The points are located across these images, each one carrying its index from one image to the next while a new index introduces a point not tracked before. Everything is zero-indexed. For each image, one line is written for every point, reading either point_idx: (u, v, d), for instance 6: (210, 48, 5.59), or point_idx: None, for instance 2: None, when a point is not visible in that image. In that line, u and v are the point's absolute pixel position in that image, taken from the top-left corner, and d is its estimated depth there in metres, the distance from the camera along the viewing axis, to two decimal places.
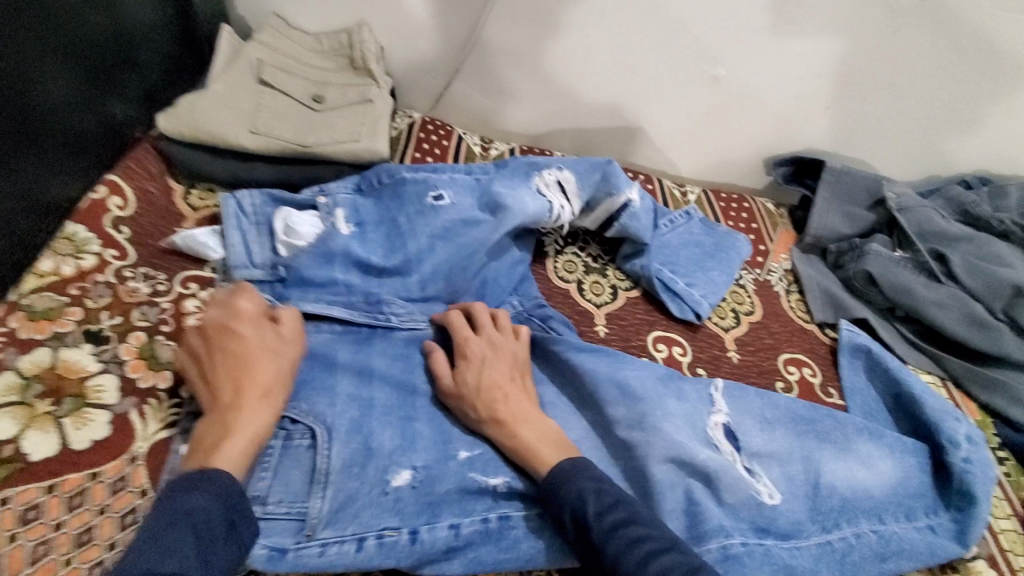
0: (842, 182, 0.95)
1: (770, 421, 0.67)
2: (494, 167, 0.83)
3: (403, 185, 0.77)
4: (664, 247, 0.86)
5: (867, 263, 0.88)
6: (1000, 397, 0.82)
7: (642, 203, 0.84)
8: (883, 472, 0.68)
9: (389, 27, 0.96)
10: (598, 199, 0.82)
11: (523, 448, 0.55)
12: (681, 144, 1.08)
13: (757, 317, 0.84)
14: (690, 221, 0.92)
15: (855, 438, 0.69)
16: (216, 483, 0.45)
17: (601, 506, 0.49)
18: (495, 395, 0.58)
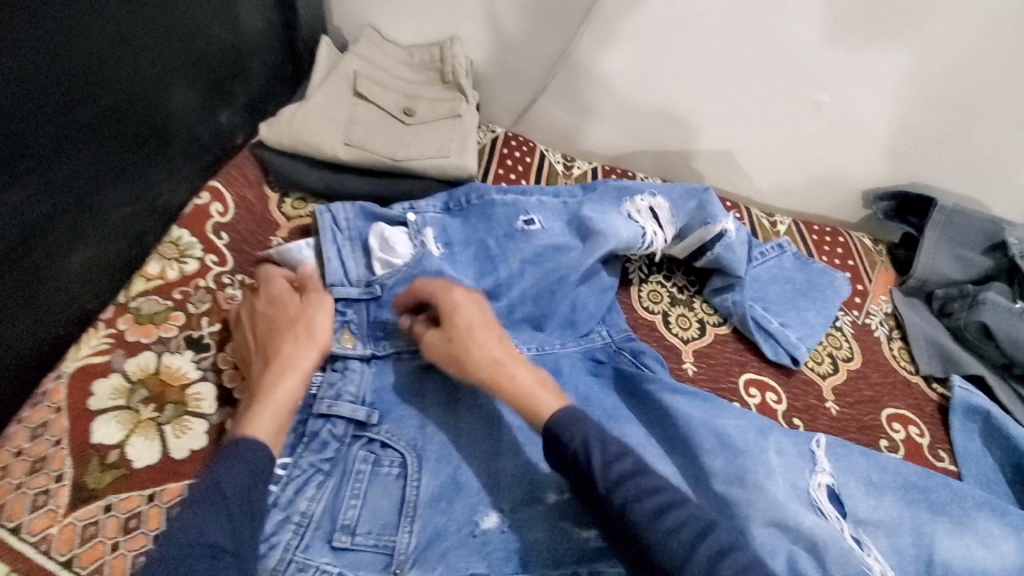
0: (955, 223, 0.88)
1: (878, 485, 0.63)
2: (582, 189, 0.81)
3: (492, 207, 0.76)
4: (757, 283, 0.81)
5: (982, 313, 0.81)
6: None
7: (738, 234, 0.80)
8: (1006, 554, 0.60)
9: (480, 42, 0.95)
10: (692, 228, 0.79)
11: (521, 391, 0.55)
12: (770, 172, 1.02)
13: (856, 365, 0.78)
14: (783, 255, 0.85)
15: (975, 513, 0.63)
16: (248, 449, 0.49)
17: (607, 456, 0.49)
18: (482, 336, 0.58)
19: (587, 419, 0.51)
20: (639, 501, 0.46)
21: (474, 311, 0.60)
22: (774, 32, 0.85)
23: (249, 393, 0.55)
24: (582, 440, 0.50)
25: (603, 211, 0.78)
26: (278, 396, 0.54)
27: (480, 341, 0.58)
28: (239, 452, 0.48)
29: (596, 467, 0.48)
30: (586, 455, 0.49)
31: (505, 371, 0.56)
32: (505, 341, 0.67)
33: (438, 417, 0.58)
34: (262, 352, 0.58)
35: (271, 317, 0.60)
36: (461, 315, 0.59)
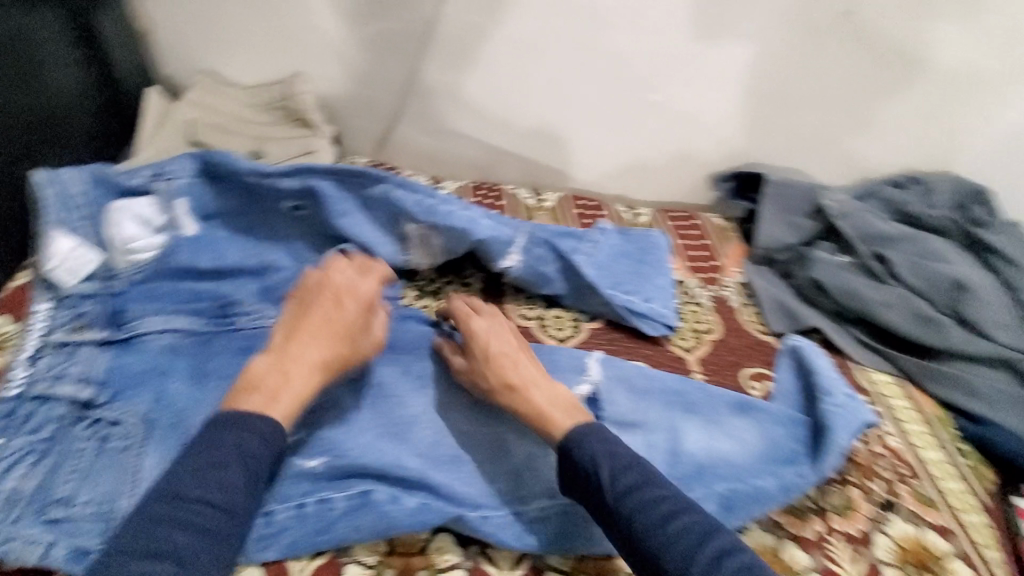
0: (781, 194, 0.99)
1: (640, 391, 0.70)
2: (370, 177, 0.75)
3: (266, 216, 0.76)
4: (600, 266, 0.87)
5: (813, 271, 0.91)
6: (956, 391, 0.81)
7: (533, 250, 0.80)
8: (745, 439, 0.68)
9: (325, 75, 0.95)
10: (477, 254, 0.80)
11: (536, 410, 0.59)
12: (627, 170, 1.08)
13: (717, 335, 0.86)
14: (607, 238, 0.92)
15: (726, 412, 0.70)
16: (255, 424, 0.53)
17: (615, 468, 0.53)
18: (502, 360, 0.63)
19: (595, 434, 0.56)
20: (635, 495, 0.51)
21: (492, 336, 0.65)
22: (596, 46, 0.93)
23: (279, 364, 0.58)
24: (590, 456, 0.54)
25: (383, 225, 0.77)
26: (287, 396, 0.57)
27: (501, 367, 0.62)
28: (251, 425, 0.53)
29: (605, 479, 0.53)
30: (596, 469, 0.53)
31: (525, 398, 0.60)
32: (259, 315, 0.72)
33: (178, 392, 0.63)
34: (294, 339, 0.60)
35: (331, 311, 0.63)
36: (493, 343, 0.64)
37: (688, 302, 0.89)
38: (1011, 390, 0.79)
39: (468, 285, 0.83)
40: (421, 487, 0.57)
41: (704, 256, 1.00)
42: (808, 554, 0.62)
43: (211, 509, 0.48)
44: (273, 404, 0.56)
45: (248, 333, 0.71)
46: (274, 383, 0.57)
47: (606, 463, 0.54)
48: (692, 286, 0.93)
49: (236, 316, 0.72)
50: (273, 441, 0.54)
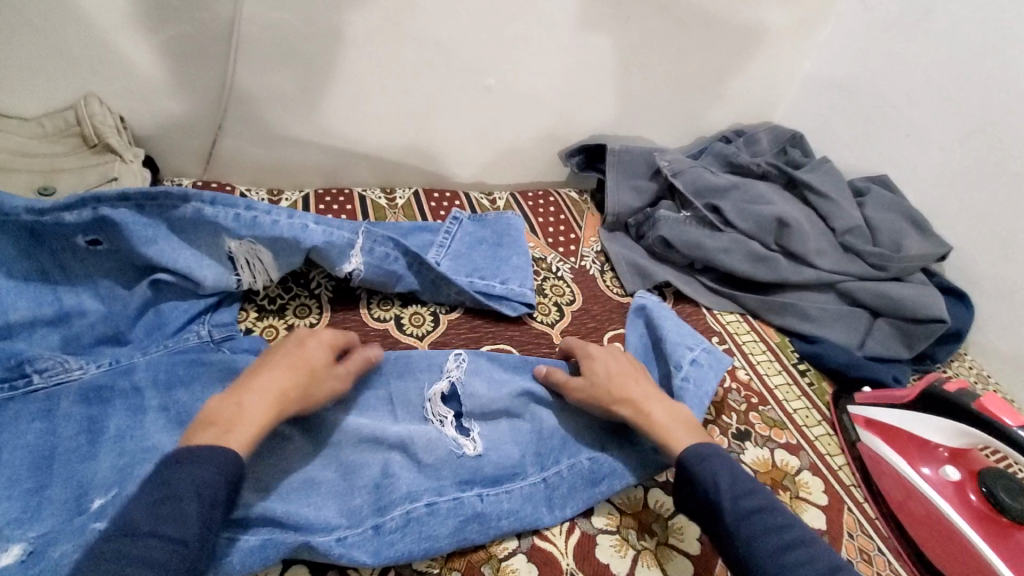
0: (624, 161, 1.03)
1: (499, 380, 0.69)
2: (175, 196, 0.68)
3: (54, 257, 0.66)
4: (454, 254, 0.86)
5: (660, 229, 0.96)
6: (792, 318, 0.88)
7: (374, 253, 0.77)
8: None
9: (122, 94, 0.85)
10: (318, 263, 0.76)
11: (660, 426, 0.61)
12: (477, 155, 1.08)
13: (578, 305, 0.88)
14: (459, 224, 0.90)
15: None
16: (210, 457, 0.47)
17: (734, 490, 0.54)
18: (624, 379, 0.65)
19: (713, 456, 0.57)
20: (750, 518, 0.51)
21: (611, 360, 0.67)
22: (420, 35, 0.90)
23: (235, 397, 0.53)
24: (716, 471, 0.55)
25: (203, 245, 0.71)
26: (250, 418, 0.52)
27: (631, 384, 0.65)
28: (205, 454, 0.47)
29: (726, 501, 0.53)
30: (717, 490, 0.54)
31: (644, 412, 0.62)
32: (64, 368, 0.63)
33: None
34: (268, 371, 0.56)
35: (291, 347, 0.60)
36: (611, 363, 0.67)
37: (548, 277, 0.91)
38: (835, 308, 0.87)
39: (316, 297, 0.78)
40: (263, 521, 0.53)
41: (561, 230, 1.01)
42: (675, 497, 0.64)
43: (160, 541, 0.42)
44: (230, 436, 0.50)
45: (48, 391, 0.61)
46: (232, 415, 0.52)
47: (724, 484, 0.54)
48: (551, 261, 0.94)
49: (29, 370, 0.61)
50: (228, 474, 0.48)
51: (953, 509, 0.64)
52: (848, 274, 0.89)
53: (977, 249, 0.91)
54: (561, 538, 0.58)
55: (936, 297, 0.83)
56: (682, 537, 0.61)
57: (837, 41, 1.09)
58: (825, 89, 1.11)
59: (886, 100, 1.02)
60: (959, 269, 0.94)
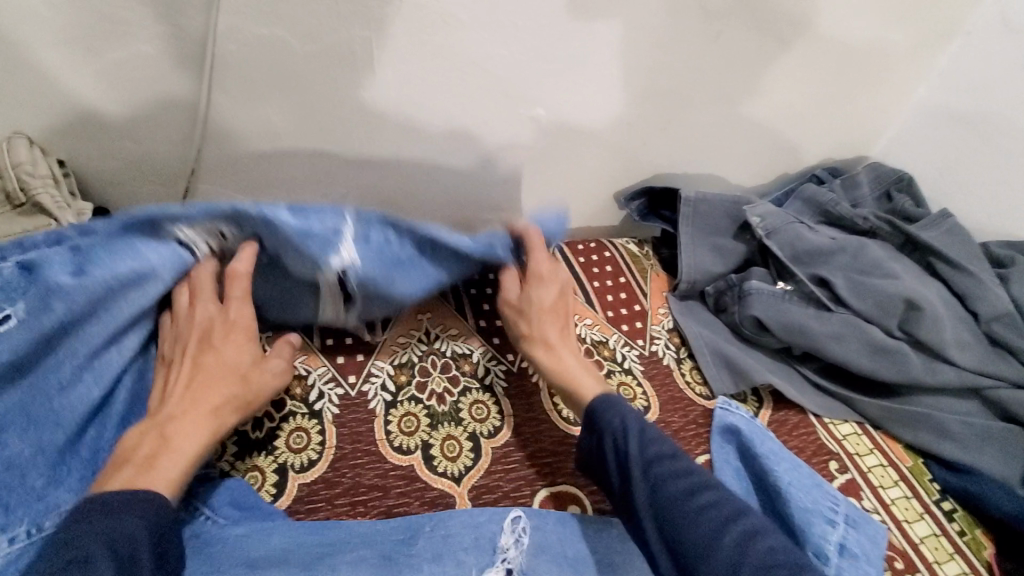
0: (702, 213, 0.82)
1: (573, 561, 0.52)
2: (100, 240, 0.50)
3: None
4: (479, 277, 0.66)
5: (753, 307, 0.75)
6: (928, 434, 0.69)
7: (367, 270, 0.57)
8: None
9: (57, 130, 0.64)
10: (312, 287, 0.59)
11: (566, 380, 0.62)
12: (517, 199, 0.88)
13: (655, 414, 0.68)
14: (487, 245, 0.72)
15: None
16: (142, 503, 0.43)
17: (648, 456, 0.52)
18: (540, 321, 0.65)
19: (619, 407, 0.57)
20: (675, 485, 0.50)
21: (544, 294, 0.67)
22: (450, 55, 0.67)
23: (158, 427, 0.49)
24: (619, 424, 0.55)
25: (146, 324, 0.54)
26: (182, 447, 0.48)
27: (539, 323, 0.65)
28: (129, 506, 0.43)
29: (637, 465, 0.52)
30: (624, 449, 0.53)
31: (553, 358, 0.63)
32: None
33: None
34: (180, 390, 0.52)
35: (207, 357, 0.53)
36: (543, 297, 0.67)
37: (613, 371, 0.71)
38: (984, 425, 0.68)
39: (315, 415, 0.59)
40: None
41: (622, 299, 0.81)
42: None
43: None
44: (155, 472, 0.46)
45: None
46: (158, 452, 0.47)
47: (634, 440, 0.54)
48: (615, 346, 0.75)
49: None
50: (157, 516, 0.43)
51: None
52: (998, 378, 0.70)
53: None
54: None
55: None
56: None
57: (970, 64, 0.86)
58: (947, 121, 0.90)
59: None
60: None
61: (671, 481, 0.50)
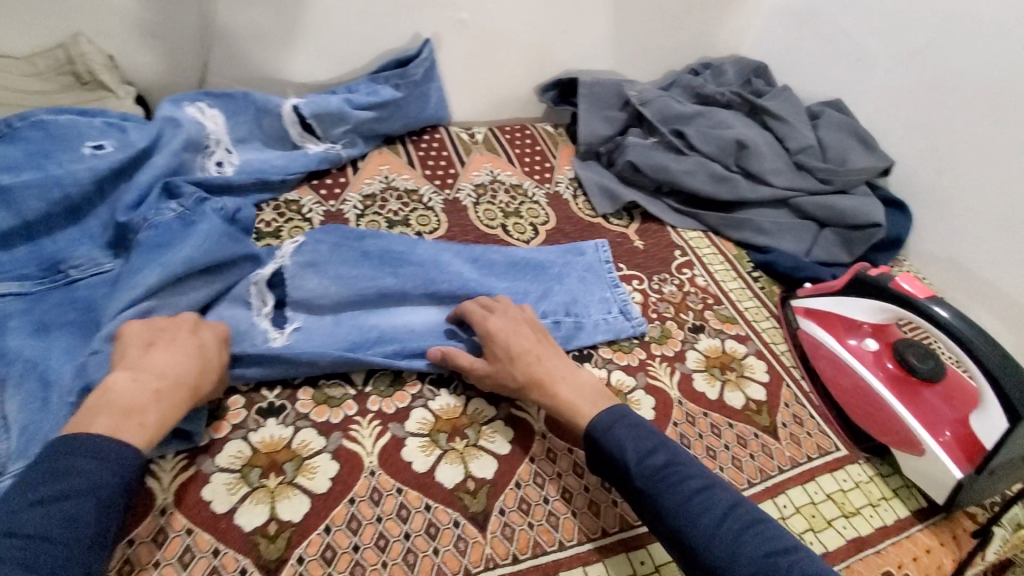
0: (594, 92, 1.09)
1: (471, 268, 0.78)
2: (165, 105, 0.83)
3: (66, 146, 0.73)
4: (399, 107, 1.00)
5: (628, 154, 1.02)
6: (749, 232, 0.96)
7: (318, 98, 0.93)
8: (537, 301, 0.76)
9: (110, 32, 0.88)
10: (287, 118, 0.92)
11: (564, 403, 0.62)
12: (456, 92, 1.13)
13: (552, 225, 0.95)
14: (425, 105, 1.03)
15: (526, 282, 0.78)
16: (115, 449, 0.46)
17: (641, 452, 0.56)
18: (529, 360, 0.63)
19: (618, 423, 0.59)
20: (667, 485, 0.54)
21: (512, 338, 0.64)
22: None
23: (149, 389, 0.51)
24: (620, 441, 0.57)
25: (193, 163, 0.83)
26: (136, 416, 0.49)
27: (540, 370, 0.63)
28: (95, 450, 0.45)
29: (632, 462, 0.56)
30: (625, 452, 0.57)
31: (547, 390, 0.62)
32: (94, 263, 0.70)
33: (19, 345, 0.58)
34: (157, 379, 0.52)
35: (160, 342, 0.55)
36: (511, 343, 0.64)
37: (524, 202, 0.98)
38: (788, 221, 0.95)
39: (308, 220, 0.86)
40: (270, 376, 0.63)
41: (537, 161, 1.08)
42: (633, 377, 0.72)
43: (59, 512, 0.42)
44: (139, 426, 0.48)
45: (85, 282, 0.68)
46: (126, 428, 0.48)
47: (631, 447, 0.57)
48: (528, 188, 1.01)
49: (64, 267, 0.68)
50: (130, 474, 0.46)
51: (875, 378, 0.71)
52: (800, 189, 0.97)
53: (919, 160, 0.98)
54: (533, 407, 0.67)
55: (874, 204, 0.93)
56: (638, 407, 0.69)
57: None
58: (790, 20, 1.17)
59: (842, 27, 1.07)
60: (901, 182, 1.01)
61: (665, 475, 0.54)
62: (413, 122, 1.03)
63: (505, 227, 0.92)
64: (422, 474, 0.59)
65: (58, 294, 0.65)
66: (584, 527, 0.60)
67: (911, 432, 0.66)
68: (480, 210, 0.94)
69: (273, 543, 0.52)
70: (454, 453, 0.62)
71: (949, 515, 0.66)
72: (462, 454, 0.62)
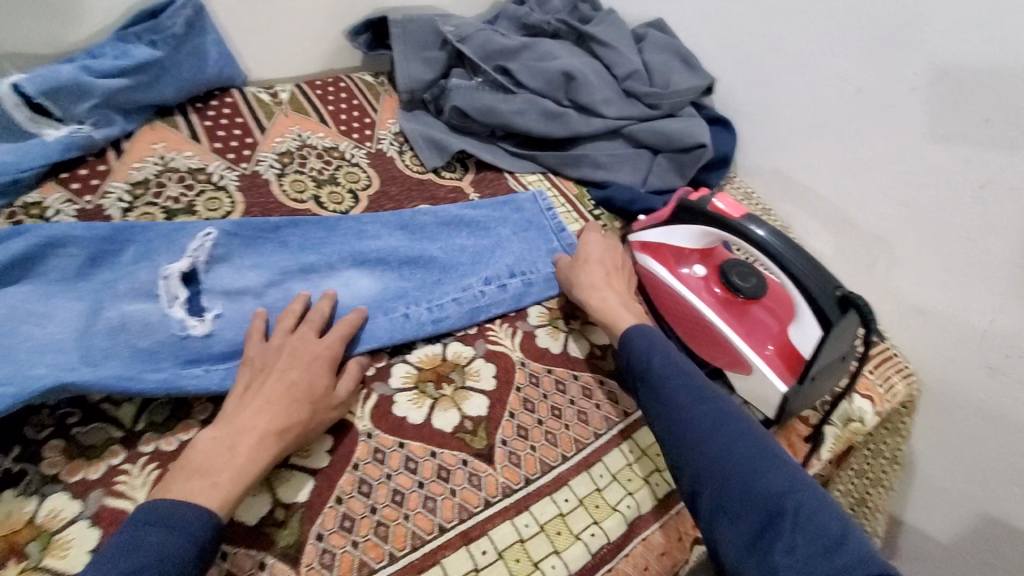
0: (407, 32, 0.97)
1: (254, 262, 0.67)
2: None
3: None
4: (168, 69, 0.82)
5: (453, 99, 0.93)
6: (587, 168, 0.92)
7: (45, 68, 0.73)
8: (361, 287, 0.69)
9: None
10: (3, 98, 0.71)
11: (611, 313, 0.68)
12: (245, 45, 0.95)
13: (375, 188, 0.85)
14: (203, 65, 0.86)
15: (338, 265, 0.70)
16: (190, 516, 0.46)
17: (662, 357, 0.61)
18: (588, 280, 0.71)
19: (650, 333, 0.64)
20: (678, 394, 0.57)
21: (597, 240, 0.76)
22: None
23: (228, 439, 0.51)
24: (646, 346, 0.62)
25: None
26: (222, 468, 0.49)
27: (593, 279, 0.71)
28: (178, 519, 0.45)
29: (654, 363, 0.60)
30: (648, 358, 0.61)
31: (599, 291, 0.70)
32: None
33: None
34: (231, 430, 0.52)
35: (291, 364, 0.57)
36: (596, 244, 0.76)
37: (342, 165, 0.86)
38: (623, 152, 0.92)
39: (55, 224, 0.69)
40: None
41: (354, 117, 0.95)
42: (471, 346, 0.70)
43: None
44: (214, 488, 0.48)
45: None
46: (186, 478, 0.48)
47: (655, 354, 0.61)
48: (345, 149, 0.89)
49: None
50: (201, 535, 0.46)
51: (705, 305, 0.70)
52: (631, 117, 0.94)
53: (739, 75, 0.98)
54: (357, 405, 0.62)
55: (699, 123, 0.92)
56: (477, 378, 0.67)
57: None
58: None
59: None
60: (724, 99, 1.02)
61: (677, 381, 0.58)
62: (191, 86, 0.85)
63: (318, 198, 0.81)
64: None
65: None
66: (416, 530, 0.55)
67: (739, 355, 0.67)
68: (288, 181, 0.81)
69: None
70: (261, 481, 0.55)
71: (783, 425, 0.69)
72: (271, 480, 0.56)
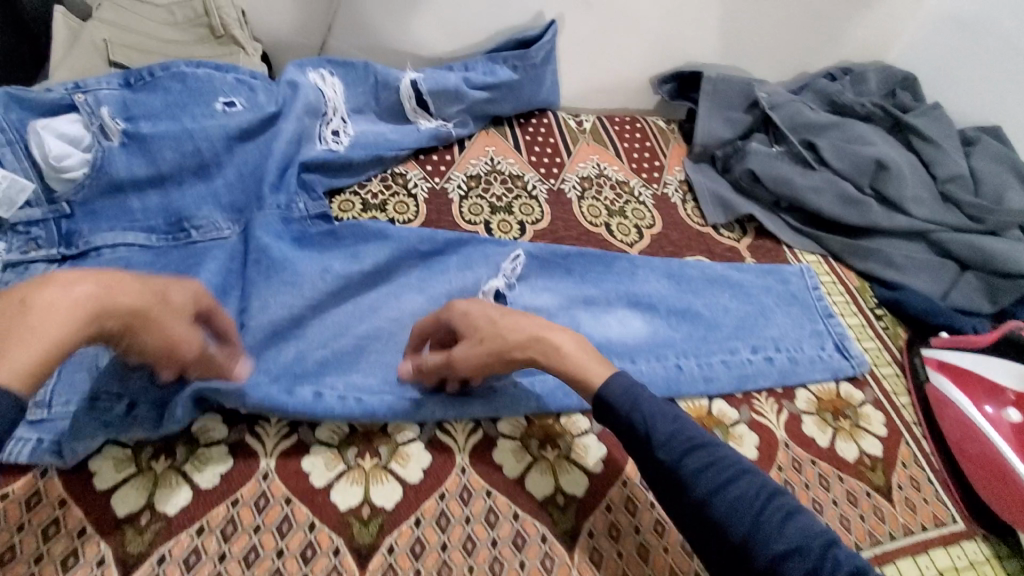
0: (719, 90, 1.01)
1: (552, 281, 0.74)
2: (293, 69, 0.83)
3: (189, 84, 0.74)
4: (515, 89, 0.96)
5: (749, 162, 0.94)
6: (875, 263, 0.87)
7: (436, 73, 0.90)
8: (634, 327, 0.72)
9: None
10: (405, 94, 0.89)
11: (569, 364, 0.55)
12: (569, 76, 1.07)
13: (657, 229, 0.90)
14: (539, 89, 0.99)
15: (615, 301, 0.74)
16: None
17: (657, 415, 0.51)
18: (518, 314, 0.57)
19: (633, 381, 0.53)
20: (690, 454, 0.49)
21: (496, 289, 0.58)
22: None
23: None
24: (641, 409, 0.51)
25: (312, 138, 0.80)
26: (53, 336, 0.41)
27: (516, 321, 0.56)
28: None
29: (652, 437, 0.50)
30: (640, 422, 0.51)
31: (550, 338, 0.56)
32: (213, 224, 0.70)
33: None
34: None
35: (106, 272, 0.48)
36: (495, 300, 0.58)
37: (630, 200, 0.93)
38: (924, 257, 0.86)
39: (413, 196, 0.84)
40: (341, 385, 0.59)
41: (645, 157, 1.02)
42: (736, 409, 0.68)
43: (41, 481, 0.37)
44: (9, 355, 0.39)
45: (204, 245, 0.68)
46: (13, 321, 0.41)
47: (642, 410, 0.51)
48: (634, 186, 0.96)
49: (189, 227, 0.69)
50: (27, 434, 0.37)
51: (1015, 453, 0.65)
52: (944, 223, 0.87)
53: None
54: None
55: None
56: (740, 444, 0.64)
57: None
58: (953, 30, 1.05)
59: None
60: None
61: (676, 445, 0.49)
62: (524, 105, 0.99)
63: (608, 226, 0.88)
64: (512, 480, 0.57)
65: (186, 246, 0.68)
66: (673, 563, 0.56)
67: None
68: (585, 204, 0.90)
69: (367, 528, 0.52)
70: (545, 462, 0.59)
71: None
72: (554, 466, 0.59)
